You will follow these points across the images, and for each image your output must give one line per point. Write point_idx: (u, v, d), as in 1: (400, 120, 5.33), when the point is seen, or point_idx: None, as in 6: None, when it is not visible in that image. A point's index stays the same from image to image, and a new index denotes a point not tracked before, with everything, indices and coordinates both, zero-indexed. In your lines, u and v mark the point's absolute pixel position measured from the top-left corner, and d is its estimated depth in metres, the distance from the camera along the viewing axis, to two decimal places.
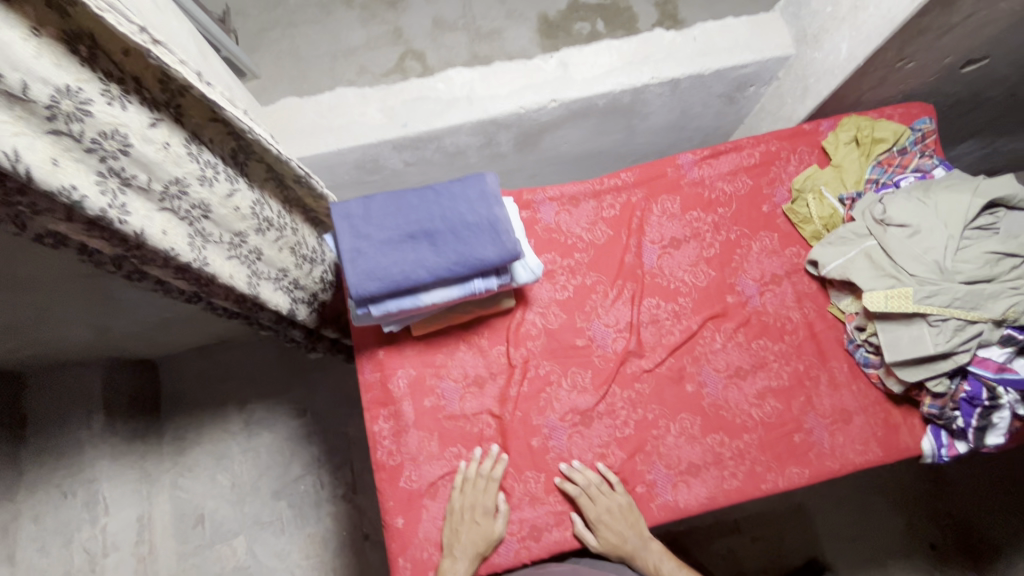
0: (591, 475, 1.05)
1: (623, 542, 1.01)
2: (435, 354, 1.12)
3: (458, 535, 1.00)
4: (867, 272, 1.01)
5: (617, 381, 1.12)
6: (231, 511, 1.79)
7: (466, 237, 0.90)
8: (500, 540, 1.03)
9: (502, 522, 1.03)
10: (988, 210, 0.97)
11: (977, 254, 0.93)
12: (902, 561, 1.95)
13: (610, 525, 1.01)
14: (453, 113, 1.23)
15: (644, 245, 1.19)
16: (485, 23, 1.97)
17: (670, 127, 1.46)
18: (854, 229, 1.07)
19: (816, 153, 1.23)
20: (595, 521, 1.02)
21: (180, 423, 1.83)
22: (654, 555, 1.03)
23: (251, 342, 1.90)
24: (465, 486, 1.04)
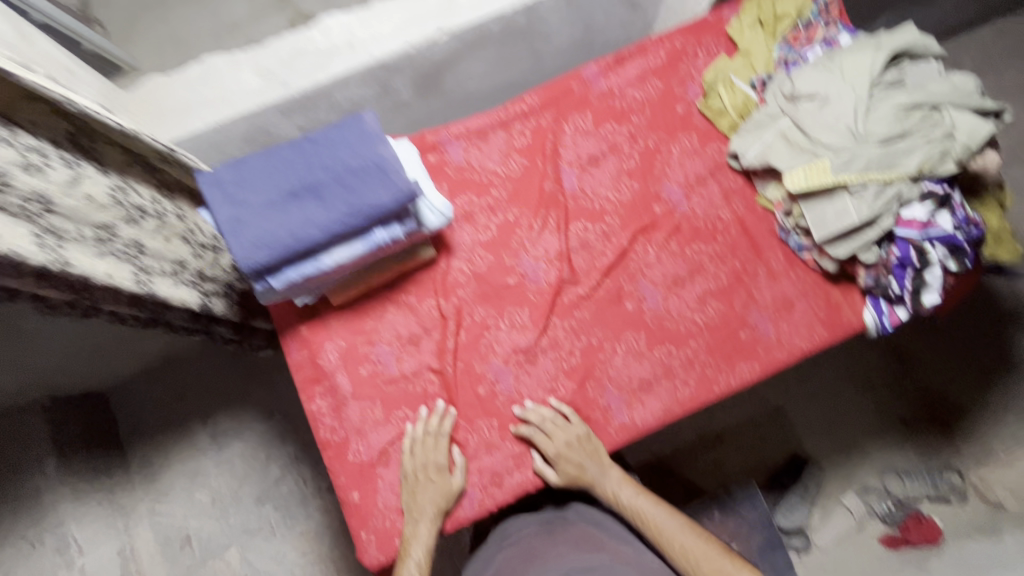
0: (546, 413, 1.02)
1: (582, 473, 1.00)
2: (363, 321, 1.06)
3: (416, 497, 0.98)
4: (785, 154, 0.98)
5: (555, 312, 1.08)
6: (217, 526, 1.73)
7: (354, 184, 0.83)
8: (461, 494, 1.00)
9: (461, 476, 1.00)
10: (894, 63, 0.93)
11: (887, 111, 0.90)
12: (876, 439, 2.07)
13: (568, 459, 1.00)
14: (336, 62, 1.13)
15: (562, 169, 1.13)
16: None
17: (577, 45, 1.38)
18: (768, 111, 1.02)
19: (722, 42, 1.17)
20: (553, 456, 1.00)
21: (148, 450, 1.75)
22: (613, 483, 1.02)
23: (199, 353, 1.81)
24: (414, 447, 1.00)
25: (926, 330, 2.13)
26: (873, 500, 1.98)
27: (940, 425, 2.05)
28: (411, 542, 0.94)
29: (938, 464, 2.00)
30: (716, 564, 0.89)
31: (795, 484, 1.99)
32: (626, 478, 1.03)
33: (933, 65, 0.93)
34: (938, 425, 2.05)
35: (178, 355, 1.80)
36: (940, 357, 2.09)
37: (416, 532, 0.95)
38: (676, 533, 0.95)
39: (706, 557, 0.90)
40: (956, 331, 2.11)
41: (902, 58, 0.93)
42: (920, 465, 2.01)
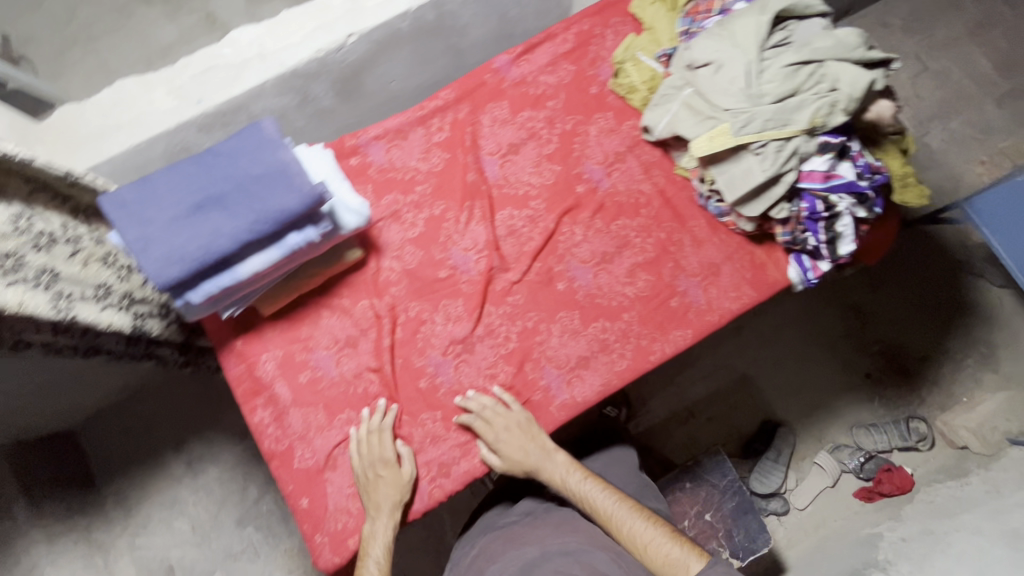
0: (487, 403, 1.03)
1: (524, 459, 1.01)
2: (299, 329, 1.07)
3: (371, 495, 0.98)
4: (690, 122, 1.01)
5: (489, 300, 1.10)
6: (199, 553, 1.70)
7: (259, 192, 0.84)
8: (413, 485, 1.01)
9: (410, 467, 1.01)
10: (782, 24, 0.96)
11: (777, 71, 0.92)
12: (845, 396, 2.13)
13: (510, 447, 1.01)
14: (249, 74, 1.13)
15: (483, 159, 1.14)
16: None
17: (496, 38, 1.40)
18: (672, 82, 1.05)
19: (629, 21, 1.19)
20: (493, 445, 1.01)
21: (122, 482, 1.72)
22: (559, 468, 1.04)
23: (164, 386, 1.78)
24: (361, 448, 1.01)
25: (879, 283, 2.20)
26: (844, 457, 2.06)
27: (903, 374, 2.13)
28: (370, 540, 0.96)
29: (905, 414, 2.10)
30: (660, 548, 0.94)
31: (769, 449, 2.03)
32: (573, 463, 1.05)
33: (818, 22, 0.96)
34: (901, 374, 2.13)
35: (144, 387, 1.77)
36: (895, 309, 2.17)
37: (374, 530, 0.96)
38: (622, 517, 0.98)
39: (651, 542, 0.95)
40: (907, 280, 2.18)
41: (788, 18, 0.95)
42: (887, 417, 2.10)
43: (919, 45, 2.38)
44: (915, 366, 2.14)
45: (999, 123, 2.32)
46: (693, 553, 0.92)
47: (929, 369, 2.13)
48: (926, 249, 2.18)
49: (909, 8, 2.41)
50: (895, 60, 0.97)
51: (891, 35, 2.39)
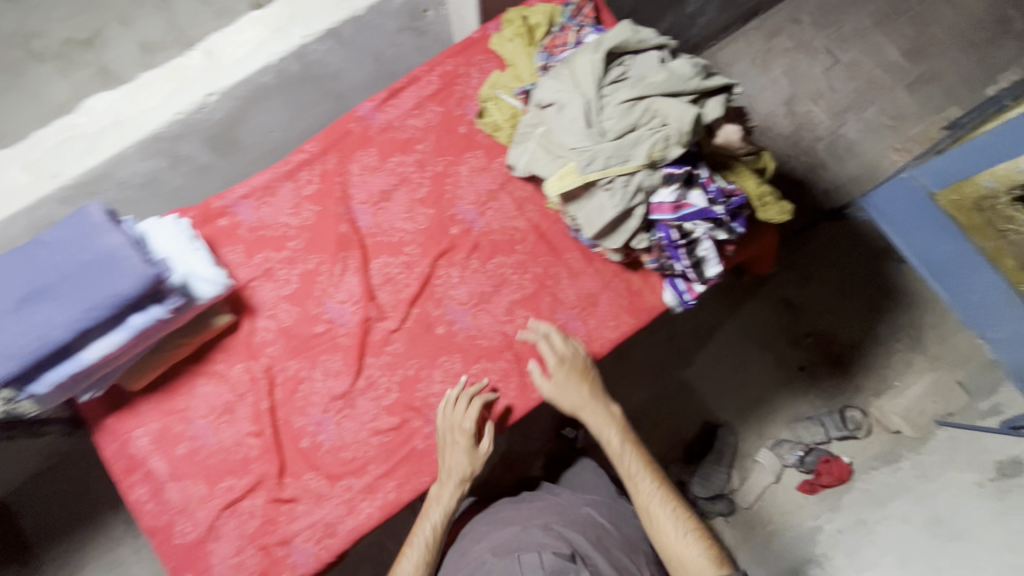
0: (558, 354, 1.07)
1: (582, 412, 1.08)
2: (174, 400, 1.05)
3: (444, 458, 1.02)
4: (546, 160, 1.01)
5: (368, 351, 1.09)
6: None
7: (90, 279, 0.82)
8: (487, 460, 1.04)
9: (488, 441, 1.04)
10: (619, 60, 0.98)
11: (614, 108, 0.94)
12: (783, 392, 2.10)
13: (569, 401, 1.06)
14: (106, 143, 1.11)
15: (355, 209, 1.14)
16: (195, 30, 1.42)
17: (377, 78, 1.39)
18: (527, 120, 1.05)
19: (492, 58, 1.20)
20: (555, 391, 1.06)
21: (63, 553, 1.55)
22: (611, 428, 1.11)
23: (70, 447, 1.51)
24: (448, 407, 1.04)
25: (812, 276, 2.16)
26: (785, 452, 2.01)
27: (838, 364, 2.09)
28: (435, 501, 1.04)
29: (840, 404, 2.07)
30: (687, 547, 1.03)
31: (709, 452, 2.03)
32: (623, 426, 1.13)
33: (653, 53, 0.97)
34: (836, 365, 2.10)
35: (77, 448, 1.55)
36: (828, 300, 2.13)
37: (440, 494, 1.04)
38: (660, 505, 1.07)
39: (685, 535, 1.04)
40: (839, 270, 2.15)
41: (625, 52, 0.97)
42: (822, 408, 2.07)
43: (830, 38, 2.28)
44: (850, 355, 2.10)
45: (911, 109, 2.23)
46: (717, 565, 1.01)
47: (863, 357, 2.09)
48: (852, 239, 2.16)
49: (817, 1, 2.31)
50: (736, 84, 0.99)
51: (801, 31, 2.28)
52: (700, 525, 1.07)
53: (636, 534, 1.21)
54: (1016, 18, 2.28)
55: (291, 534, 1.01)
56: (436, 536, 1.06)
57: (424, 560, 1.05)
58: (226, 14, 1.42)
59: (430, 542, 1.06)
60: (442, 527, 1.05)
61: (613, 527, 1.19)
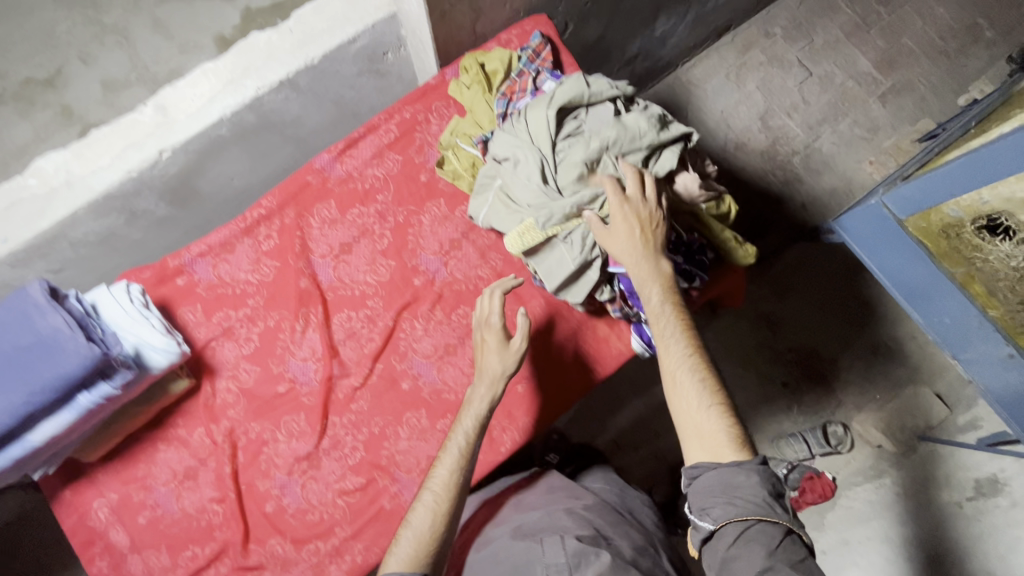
0: (614, 198, 0.89)
1: (631, 255, 0.87)
2: (134, 468, 1.03)
3: (478, 359, 1.02)
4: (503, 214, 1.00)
5: (332, 410, 1.07)
6: None
7: (29, 362, 0.80)
8: (521, 358, 1.00)
9: (520, 337, 1.00)
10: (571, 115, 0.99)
11: (568, 165, 0.93)
12: (766, 410, 1.95)
13: (627, 244, 0.88)
14: (56, 205, 1.07)
15: (315, 263, 1.12)
16: (159, 67, 1.36)
17: (340, 120, 1.36)
18: (484, 172, 1.03)
19: (452, 103, 1.18)
20: (608, 237, 0.89)
21: None
22: (655, 282, 0.87)
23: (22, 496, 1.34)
24: (478, 307, 1.05)
25: (786, 289, 2.03)
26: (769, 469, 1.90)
27: (819, 379, 1.95)
28: (469, 394, 0.99)
29: (822, 418, 1.92)
30: (708, 424, 0.78)
31: None
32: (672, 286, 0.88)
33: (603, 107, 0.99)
34: (817, 380, 1.95)
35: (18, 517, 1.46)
36: (804, 314, 2.00)
37: (477, 395, 0.98)
38: (686, 373, 0.81)
39: (705, 409, 0.79)
40: (812, 281, 2.02)
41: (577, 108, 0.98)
42: (803, 423, 1.92)
43: (802, 51, 2.23)
44: (830, 370, 1.96)
45: (885, 120, 2.16)
46: (739, 451, 0.76)
47: (843, 372, 1.95)
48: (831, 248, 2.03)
49: (789, 14, 2.25)
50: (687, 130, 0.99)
51: (774, 45, 2.23)
52: (732, 404, 0.81)
53: (649, 522, 1.16)
54: (986, 26, 2.22)
55: None
56: (471, 444, 0.95)
57: (460, 469, 0.93)
58: (189, 50, 1.37)
59: (465, 452, 0.94)
60: (475, 432, 0.96)
61: (627, 515, 1.12)
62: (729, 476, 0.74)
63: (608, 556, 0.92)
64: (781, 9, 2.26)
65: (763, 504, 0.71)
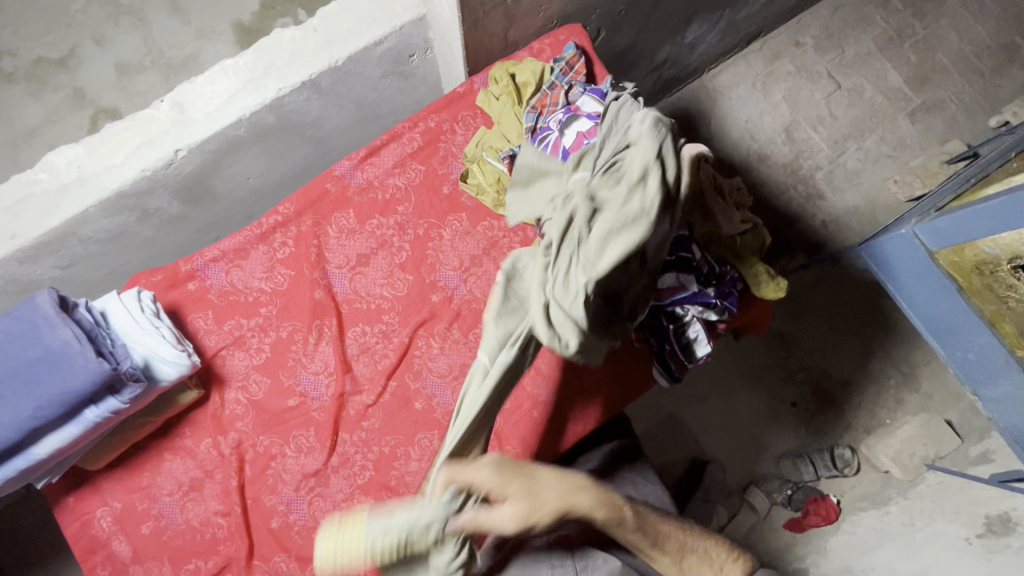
0: (489, 474, 0.75)
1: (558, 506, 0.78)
2: (139, 477, 1.00)
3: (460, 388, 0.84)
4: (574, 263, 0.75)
5: (343, 427, 1.04)
6: None
7: (35, 376, 0.77)
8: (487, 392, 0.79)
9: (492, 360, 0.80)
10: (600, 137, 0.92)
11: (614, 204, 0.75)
12: (775, 430, 1.89)
13: (529, 511, 0.75)
14: (66, 202, 1.04)
15: (331, 274, 1.08)
16: (174, 52, 1.32)
17: (358, 122, 1.31)
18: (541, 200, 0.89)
19: (479, 114, 1.14)
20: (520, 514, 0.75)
21: None
22: (591, 502, 0.82)
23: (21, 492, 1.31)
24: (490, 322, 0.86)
25: (804, 306, 1.96)
26: (773, 489, 1.82)
27: (830, 402, 1.89)
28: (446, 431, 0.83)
29: (829, 442, 1.87)
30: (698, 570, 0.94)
31: (697, 490, 1.82)
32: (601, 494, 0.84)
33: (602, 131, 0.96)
34: (828, 403, 1.89)
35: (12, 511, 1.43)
36: (820, 333, 1.93)
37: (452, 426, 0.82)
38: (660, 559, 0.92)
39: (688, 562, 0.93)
40: (831, 300, 1.95)
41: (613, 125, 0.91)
42: (809, 443, 1.87)
43: (832, 62, 2.14)
44: (842, 393, 1.90)
45: (912, 139, 2.09)
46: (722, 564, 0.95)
47: (855, 396, 1.90)
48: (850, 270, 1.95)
49: (821, 23, 2.16)
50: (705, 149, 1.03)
51: (803, 55, 2.15)
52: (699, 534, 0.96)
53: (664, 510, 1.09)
54: None
55: None
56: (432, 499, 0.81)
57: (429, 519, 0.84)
58: (205, 36, 1.32)
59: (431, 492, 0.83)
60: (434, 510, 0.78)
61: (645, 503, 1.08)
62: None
63: (615, 562, 0.97)
64: (813, 16, 2.17)
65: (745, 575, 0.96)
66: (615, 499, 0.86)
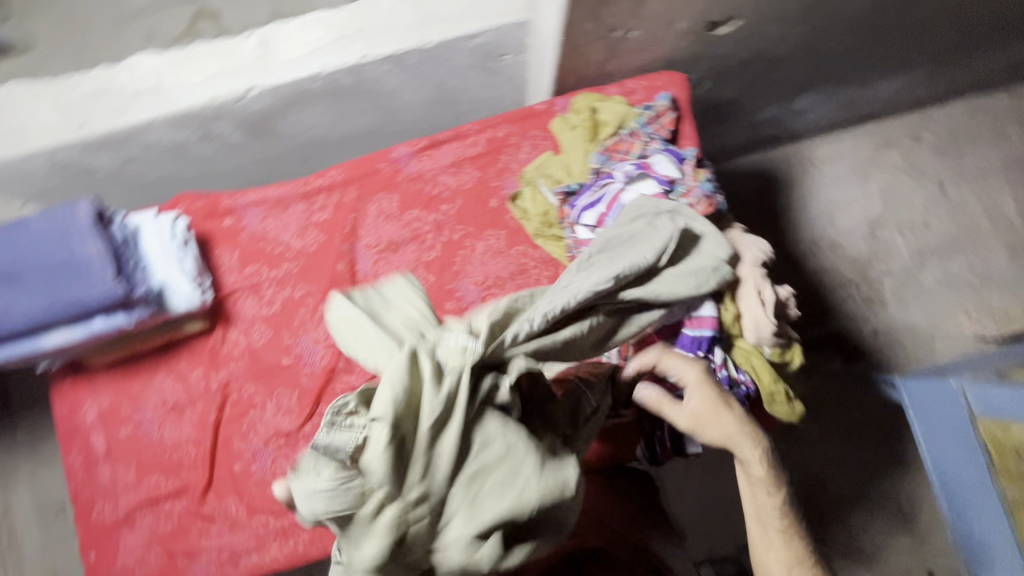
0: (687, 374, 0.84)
1: (734, 443, 0.82)
2: (131, 383, 1.06)
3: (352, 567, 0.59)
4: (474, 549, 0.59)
5: (325, 399, 1.06)
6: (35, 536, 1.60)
7: (59, 277, 0.83)
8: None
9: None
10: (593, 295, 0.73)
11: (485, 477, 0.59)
12: None
13: (707, 426, 0.82)
14: (137, 107, 1.07)
15: (358, 250, 1.09)
16: None
17: (434, 103, 1.28)
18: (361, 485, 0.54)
19: (550, 136, 1.10)
20: (702, 407, 0.82)
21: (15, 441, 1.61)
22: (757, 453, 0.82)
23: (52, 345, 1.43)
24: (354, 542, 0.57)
25: (820, 408, 1.81)
26: None
27: (819, 516, 1.74)
28: None
29: None
30: None
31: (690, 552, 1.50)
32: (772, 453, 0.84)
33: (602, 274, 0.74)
34: (817, 516, 1.74)
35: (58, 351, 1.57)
36: (830, 445, 1.78)
37: None
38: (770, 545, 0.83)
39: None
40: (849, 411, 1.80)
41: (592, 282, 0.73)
42: None
43: (945, 167, 1.96)
44: (832, 509, 1.76)
45: (1003, 275, 1.89)
46: None
47: (845, 514, 1.75)
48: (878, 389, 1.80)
49: (949, 123, 1.98)
50: (764, 244, 0.97)
51: (917, 151, 1.97)
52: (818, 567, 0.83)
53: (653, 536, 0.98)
54: None
55: (198, 549, 1.02)
56: None
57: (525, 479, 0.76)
58: None
59: None
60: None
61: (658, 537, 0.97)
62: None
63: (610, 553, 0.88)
64: (944, 114, 1.98)
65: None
66: (779, 464, 0.85)
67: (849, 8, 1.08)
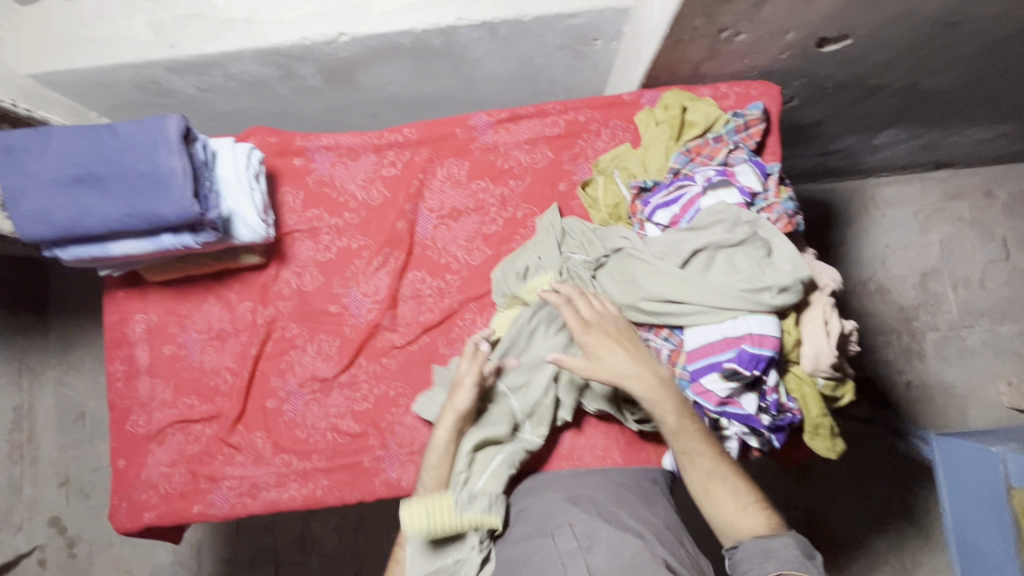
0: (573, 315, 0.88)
1: (624, 382, 0.84)
2: (181, 304, 1.08)
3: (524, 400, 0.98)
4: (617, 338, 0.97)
5: (365, 352, 1.07)
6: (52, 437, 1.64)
7: (138, 187, 0.83)
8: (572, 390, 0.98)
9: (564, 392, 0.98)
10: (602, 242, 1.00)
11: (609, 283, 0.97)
12: None
13: (592, 370, 0.85)
14: (229, 36, 1.07)
15: (420, 212, 1.09)
16: None
17: (514, 78, 1.27)
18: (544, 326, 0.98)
19: (631, 129, 1.08)
20: (585, 365, 0.86)
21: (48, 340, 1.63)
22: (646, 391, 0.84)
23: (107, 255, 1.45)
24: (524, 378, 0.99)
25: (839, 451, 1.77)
26: None
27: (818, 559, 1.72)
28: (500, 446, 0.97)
29: None
30: (724, 506, 0.82)
31: None
32: (664, 387, 0.84)
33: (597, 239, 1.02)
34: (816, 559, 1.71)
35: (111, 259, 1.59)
36: (842, 491, 1.74)
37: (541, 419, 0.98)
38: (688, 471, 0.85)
39: (714, 497, 0.83)
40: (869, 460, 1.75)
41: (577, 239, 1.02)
42: None
43: (1013, 229, 1.89)
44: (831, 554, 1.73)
45: None
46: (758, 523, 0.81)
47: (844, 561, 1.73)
48: None
49: None
50: (834, 275, 0.94)
51: (987, 209, 1.90)
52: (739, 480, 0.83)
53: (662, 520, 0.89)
54: None
55: (220, 476, 1.04)
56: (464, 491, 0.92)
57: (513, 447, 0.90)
58: None
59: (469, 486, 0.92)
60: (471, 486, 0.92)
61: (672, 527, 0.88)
62: (764, 540, 0.78)
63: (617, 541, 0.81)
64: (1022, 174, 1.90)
65: (799, 561, 0.75)
66: (677, 397, 0.85)
67: (962, 46, 1.03)
